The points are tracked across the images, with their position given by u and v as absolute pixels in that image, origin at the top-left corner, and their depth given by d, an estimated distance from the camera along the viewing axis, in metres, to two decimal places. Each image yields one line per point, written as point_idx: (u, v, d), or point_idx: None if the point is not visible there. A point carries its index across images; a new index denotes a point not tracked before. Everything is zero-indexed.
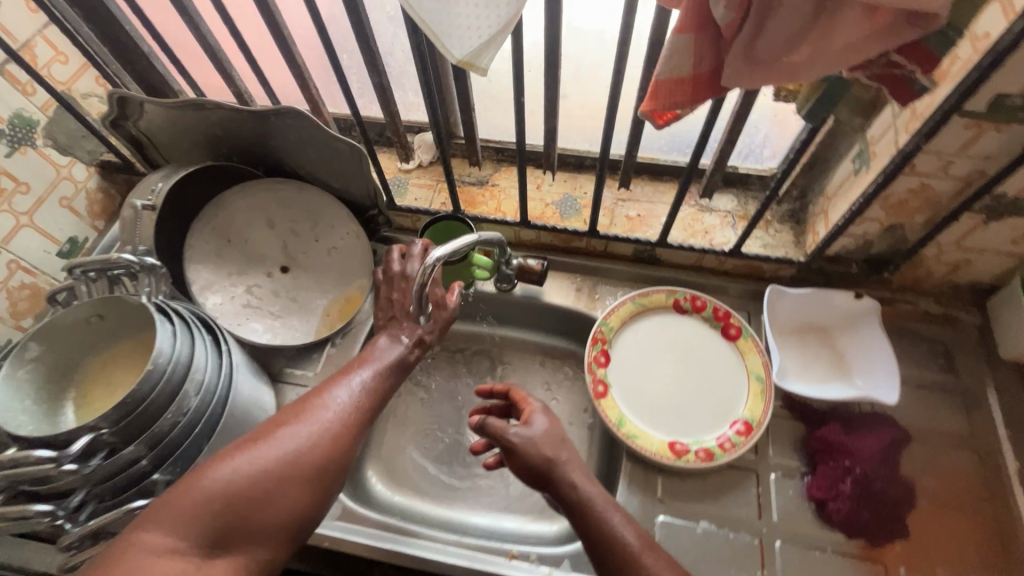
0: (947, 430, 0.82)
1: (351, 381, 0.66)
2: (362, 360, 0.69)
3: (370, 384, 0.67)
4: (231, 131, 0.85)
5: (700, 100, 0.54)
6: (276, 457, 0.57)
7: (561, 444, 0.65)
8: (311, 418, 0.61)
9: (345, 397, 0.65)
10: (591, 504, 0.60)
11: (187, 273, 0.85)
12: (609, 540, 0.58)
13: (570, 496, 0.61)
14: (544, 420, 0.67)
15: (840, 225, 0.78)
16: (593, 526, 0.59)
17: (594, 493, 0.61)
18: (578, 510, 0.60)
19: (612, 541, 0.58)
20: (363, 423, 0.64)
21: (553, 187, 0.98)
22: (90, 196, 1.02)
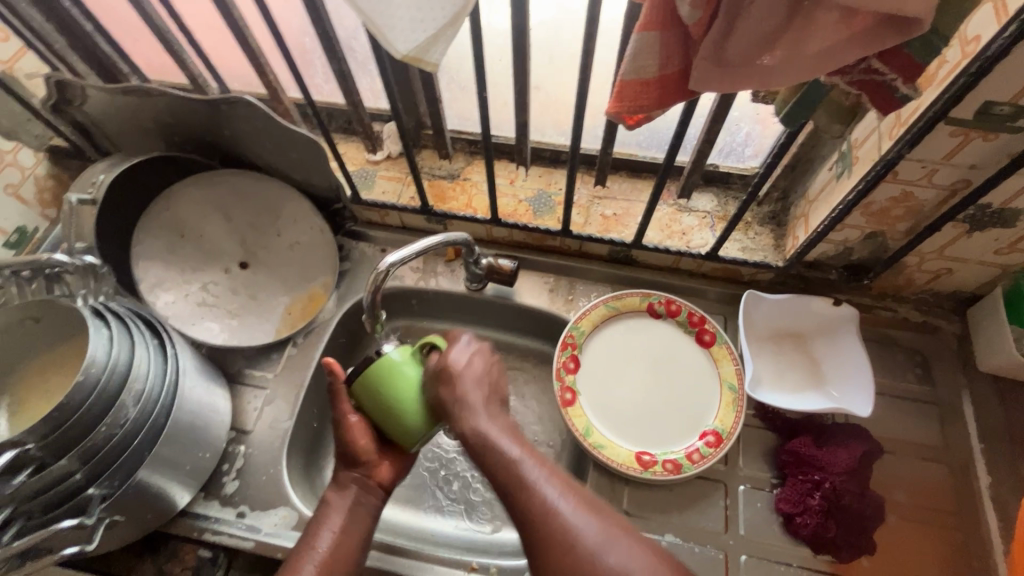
0: (921, 442, 0.80)
1: (326, 527, 0.65)
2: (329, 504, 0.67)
3: (345, 528, 0.65)
4: (181, 119, 0.79)
5: (665, 104, 0.50)
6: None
7: (476, 385, 0.64)
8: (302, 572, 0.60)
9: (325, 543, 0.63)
10: (500, 447, 0.58)
11: (136, 271, 0.81)
12: (518, 488, 0.55)
13: (483, 440, 0.59)
14: (461, 356, 0.66)
15: (820, 231, 0.75)
16: (504, 475, 0.56)
17: (509, 445, 0.59)
18: (488, 457, 0.58)
19: (523, 489, 0.55)
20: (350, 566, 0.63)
21: (526, 182, 0.94)
22: (39, 184, 0.96)
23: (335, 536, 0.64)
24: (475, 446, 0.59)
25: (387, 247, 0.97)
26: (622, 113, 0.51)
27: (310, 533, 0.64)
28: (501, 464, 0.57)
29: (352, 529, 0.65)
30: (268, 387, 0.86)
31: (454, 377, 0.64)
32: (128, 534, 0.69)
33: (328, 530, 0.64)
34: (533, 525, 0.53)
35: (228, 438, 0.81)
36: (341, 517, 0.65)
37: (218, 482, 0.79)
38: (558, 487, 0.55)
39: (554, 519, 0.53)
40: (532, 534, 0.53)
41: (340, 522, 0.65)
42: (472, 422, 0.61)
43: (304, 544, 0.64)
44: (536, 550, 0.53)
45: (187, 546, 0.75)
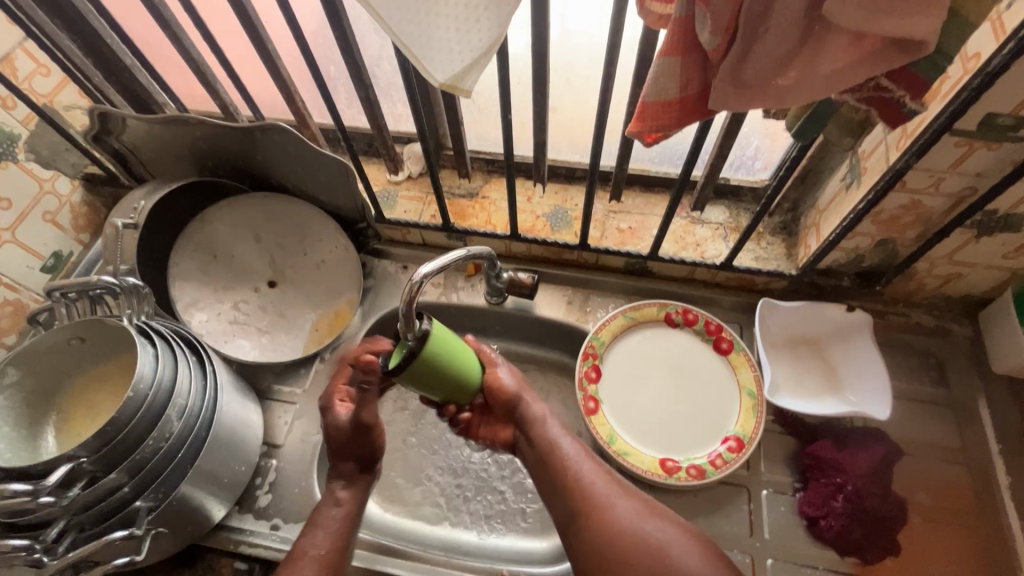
0: (940, 444, 0.82)
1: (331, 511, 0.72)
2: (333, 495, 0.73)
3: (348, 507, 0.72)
4: (216, 146, 0.83)
5: (684, 124, 0.53)
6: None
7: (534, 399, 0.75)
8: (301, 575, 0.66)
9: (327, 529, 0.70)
10: (562, 454, 0.70)
11: (172, 291, 0.84)
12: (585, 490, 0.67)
13: (547, 448, 0.71)
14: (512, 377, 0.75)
15: (831, 239, 0.78)
16: (569, 482, 0.68)
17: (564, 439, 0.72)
18: (553, 466, 0.70)
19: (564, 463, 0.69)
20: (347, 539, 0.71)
21: (543, 199, 0.97)
22: (75, 210, 1.00)
23: (331, 538, 0.70)
24: (541, 453, 0.71)
25: (409, 264, 1.00)
26: (645, 132, 0.54)
27: (299, 543, 0.69)
28: (567, 469, 0.69)
29: (344, 539, 0.71)
30: (297, 403, 0.88)
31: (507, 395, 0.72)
32: (168, 548, 0.71)
33: (322, 534, 0.70)
34: (595, 518, 0.65)
35: (261, 452, 0.84)
36: (337, 529, 0.71)
37: (253, 495, 0.81)
38: (612, 490, 0.68)
39: (611, 512, 0.65)
40: (593, 528, 0.65)
41: (330, 533, 0.70)
42: (536, 434, 0.72)
43: (298, 548, 0.69)
44: (595, 542, 0.64)
45: (224, 559, 0.77)
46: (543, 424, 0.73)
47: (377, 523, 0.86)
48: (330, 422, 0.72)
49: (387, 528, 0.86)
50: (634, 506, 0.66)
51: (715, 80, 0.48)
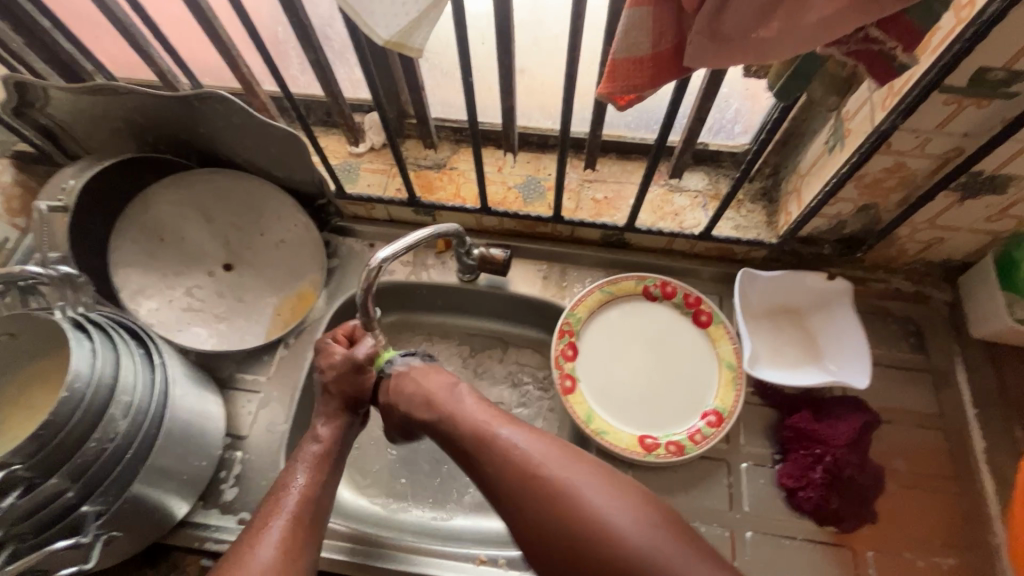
0: (917, 410, 0.81)
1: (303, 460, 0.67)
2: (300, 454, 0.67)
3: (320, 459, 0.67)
4: (153, 118, 0.76)
5: (659, 82, 0.48)
6: (268, 561, 0.56)
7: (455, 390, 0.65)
8: (280, 509, 0.61)
9: (302, 475, 0.65)
10: (499, 441, 0.57)
11: (115, 280, 0.79)
12: (513, 464, 0.55)
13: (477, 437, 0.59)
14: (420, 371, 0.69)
15: (813, 206, 0.75)
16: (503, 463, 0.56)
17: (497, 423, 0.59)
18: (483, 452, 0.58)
19: (498, 449, 0.57)
20: (328, 483, 0.66)
21: (515, 169, 0.92)
22: (7, 193, 0.92)
23: (312, 473, 0.65)
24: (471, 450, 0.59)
25: (375, 241, 0.95)
26: (616, 93, 0.49)
27: (284, 476, 0.65)
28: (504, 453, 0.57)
29: (327, 475, 0.66)
30: (260, 391, 0.84)
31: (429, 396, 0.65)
32: (126, 549, 0.67)
33: (304, 470, 0.65)
34: (555, 513, 0.52)
35: (224, 444, 0.80)
36: (315, 465, 0.66)
37: (218, 490, 0.77)
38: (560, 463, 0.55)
39: (549, 482, 0.53)
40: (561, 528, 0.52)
41: (315, 468, 0.66)
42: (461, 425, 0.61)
43: (280, 485, 0.65)
44: (562, 544, 0.51)
45: (189, 556, 0.74)
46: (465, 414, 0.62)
47: (351, 510, 0.84)
48: (326, 353, 0.73)
49: (363, 515, 0.84)
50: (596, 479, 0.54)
51: (690, 34, 0.44)
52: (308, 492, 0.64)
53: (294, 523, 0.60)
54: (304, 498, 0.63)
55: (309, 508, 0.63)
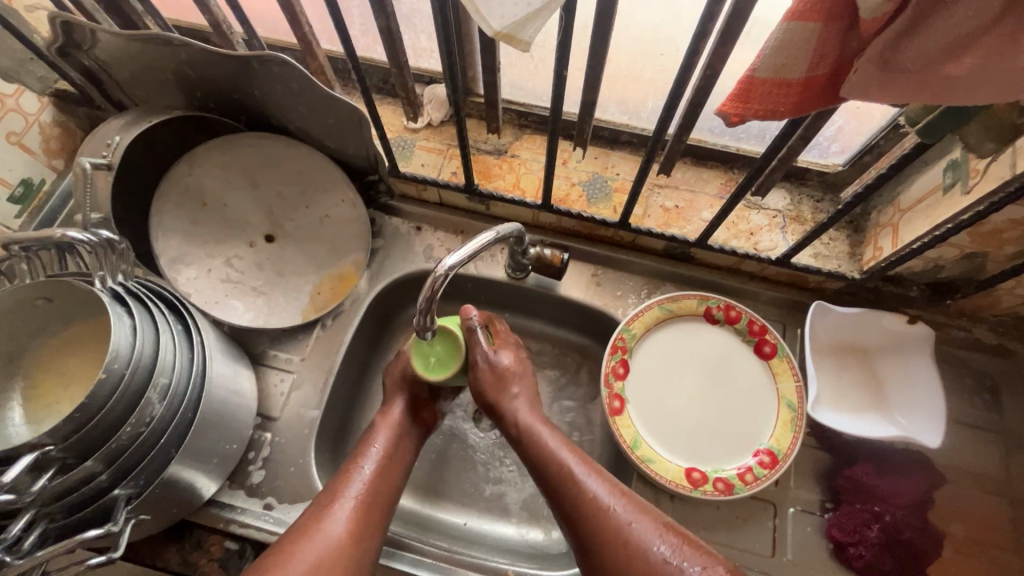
0: (986, 474, 0.75)
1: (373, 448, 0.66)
2: (373, 435, 0.68)
3: (389, 453, 0.67)
4: (205, 74, 0.70)
5: (801, 111, 0.42)
6: (335, 542, 0.56)
7: (638, 516, 0.56)
8: (347, 493, 0.61)
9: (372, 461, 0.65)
10: (576, 479, 0.60)
11: (154, 245, 0.74)
12: (589, 504, 0.57)
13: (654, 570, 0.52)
14: (582, 464, 0.62)
15: (914, 248, 0.68)
16: (575, 498, 0.58)
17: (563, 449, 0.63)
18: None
19: (573, 482, 0.59)
20: (395, 479, 0.65)
21: (581, 163, 0.86)
22: (45, 133, 0.87)
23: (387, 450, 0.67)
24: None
25: (423, 224, 0.90)
26: (744, 115, 0.42)
27: (360, 446, 0.67)
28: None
29: (397, 459, 0.67)
30: (294, 371, 0.81)
31: (608, 515, 0.56)
32: (154, 528, 0.65)
33: (375, 454, 0.66)
34: None
35: (254, 424, 0.77)
36: (393, 435, 0.68)
37: (245, 471, 0.75)
38: (634, 516, 0.56)
39: (623, 535, 0.55)
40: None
41: (392, 444, 0.68)
42: (638, 556, 0.53)
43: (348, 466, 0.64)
44: None
45: (213, 537, 0.71)
46: (658, 562, 0.53)
47: None
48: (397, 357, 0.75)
49: None
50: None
51: (858, 60, 0.37)
52: (379, 474, 0.64)
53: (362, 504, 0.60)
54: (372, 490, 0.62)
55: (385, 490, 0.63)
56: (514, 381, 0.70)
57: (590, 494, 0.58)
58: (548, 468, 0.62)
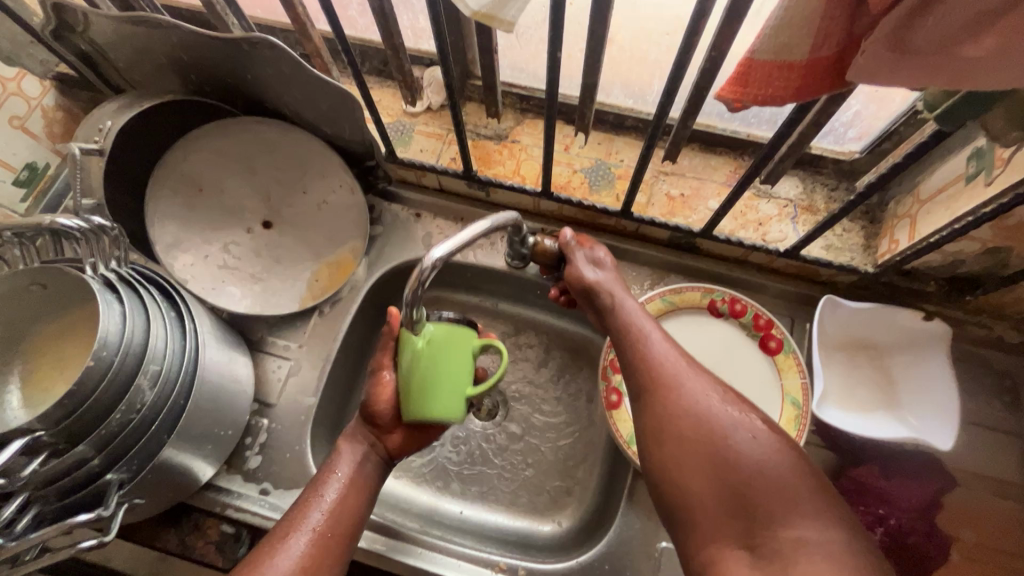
0: (1002, 478, 0.72)
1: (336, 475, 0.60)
2: (337, 457, 0.62)
3: (354, 479, 0.60)
4: (197, 57, 0.68)
5: (804, 97, 0.39)
6: None
7: (688, 373, 0.54)
8: (304, 526, 0.56)
9: (333, 493, 0.59)
10: (636, 334, 0.58)
11: (150, 231, 0.73)
12: (643, 356, 0.56)
13: (697, 420, 0.50)
14: (655, 330, 0.59)
15: (932, 242, 0.64)
16: (632, 344, 0.58)
17: (635, 309, 0.62)
18: (689, 440, 0.49)
19: (631, 335, 0.59)
20: (357, 512, 0.59)
21: (583, 149, 0.83)
22: (48, 117, 0.87)
23: (348, 484, 0.60)
24: (682, 431, 0.50)
25: (422, 211, 0.88)
26: (744, 101, 0.40)
27: (324, 471, 0.61)
28: (722, 451, 0.48)
29: (364, 487, 0.61)
30: (292, 359, 0.81)
31: (661, 368, 0.55)
32: (151, 511, 0.66)
33: (337, 485, 0.59)
34: (693, 435, 0.49)
35: (251, 410, 0.78)
36: (359, 456, 0.62)
37: (242, 456, 0.76)
38: (686, 369, 0.54)
39: (672, 383, 0.53)
40: (747, 558, 0.43)
41: (356, 471, 0.61)
42: (686, 408, 0.51)
43: (307, 497, 0.59)
44: (661, 430, 0.51)
45: (210, 520, 0.72)
46: (703, 407, 0.51)
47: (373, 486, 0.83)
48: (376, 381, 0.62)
49: (384, 495, 0.82)
50: (832, 521, 0.43)
51: (867, 40, 0.34)
52: (341, 506, 0.59)
53: (317, 542, 0.55)
54: (327, 529, 0.56)
55: (350, 521, 0.58)
56: (593, 267, 0.67)
57: (647, 350, 0.57)
58: (612, 322, 0.62)
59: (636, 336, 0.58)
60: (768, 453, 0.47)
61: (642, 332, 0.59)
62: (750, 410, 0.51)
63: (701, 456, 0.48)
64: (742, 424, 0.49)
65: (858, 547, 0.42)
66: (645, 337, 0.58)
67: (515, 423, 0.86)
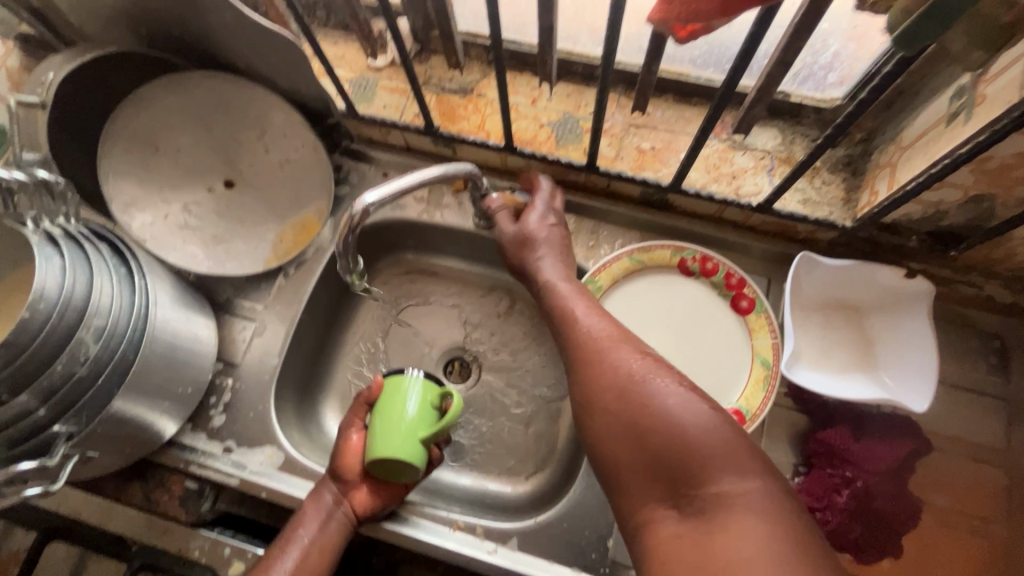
0: (982, 441, 0.69)
1: (299, 538, 0.63)
2: (301, 520, 0.64)
3: (315, 544, 0.63)
4: (141, 8, 0.66)
5: (732, 14, 0.39)
6: None
7: (618, 345, 0.55)
8: None
9: (293, 557, 0.62)
10: (574, 318, 0.61)
11: (105, 189, 0.73)
12: (577, 337, 0.59)
13: (622, 388, 0.51)
14: (591, 313, 0.61)
15: (909, 190, 0.60)
16: (570, 328, 0.61)
17: (575, 297, 0.64)
18: (616, 408, 0.50)
19: (570, 322, 0.61)
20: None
21: (550, 102, 0.80)
22: (12, 77, 0.82)
23: (309, 549, 0.63)
24: (610, 399, 0.51)
25: (389, 171, 0.86)
26: (673, 19, 0.42)
27: (287, 533, 0.64)
28: (643, 413, 0.48)
29: (326, 553, 0.64)
30: (257, 320, 0.81)
31: (594, 346, 0.57)
32: (112, 466, 0.67)
33: (296, 550, 0.62)
34: (618, 401, 0.51)
35: (215, 370, 0.78)
36: (321, 522, 0.64)
37: (206, 415, 0.76)
38: (614, 341, 0.56)
39: (600, 357, 0.55)
40: (675, 519, 0.44)
41: (318, 536, 0.64)
42: (610, 378, 0.52)
43: (270, 558, 0.62)
44: (591, 403, 0.53)
45: (174, 476, 0.74)
46: (625, 373, 0.52)
47: None
48: (343, 455, 0.67)
49: None
50: (751, 471, 0.44)
51: None
52: (298, 569, 0.61)
53: None
54: None
55: None
56: (540, 247, 0.71)
57: (585, 330, 0.59)
58: (559, 305, 0.64)
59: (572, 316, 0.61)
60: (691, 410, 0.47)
61: (582, 316, 0.61)
62: (673, 370, 0.51)
63: (623, 422, 0.49)
64: (666, 385, 0.49)
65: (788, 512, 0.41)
66: (585, 319, 0.60)
67: (485, 387, 0.86)
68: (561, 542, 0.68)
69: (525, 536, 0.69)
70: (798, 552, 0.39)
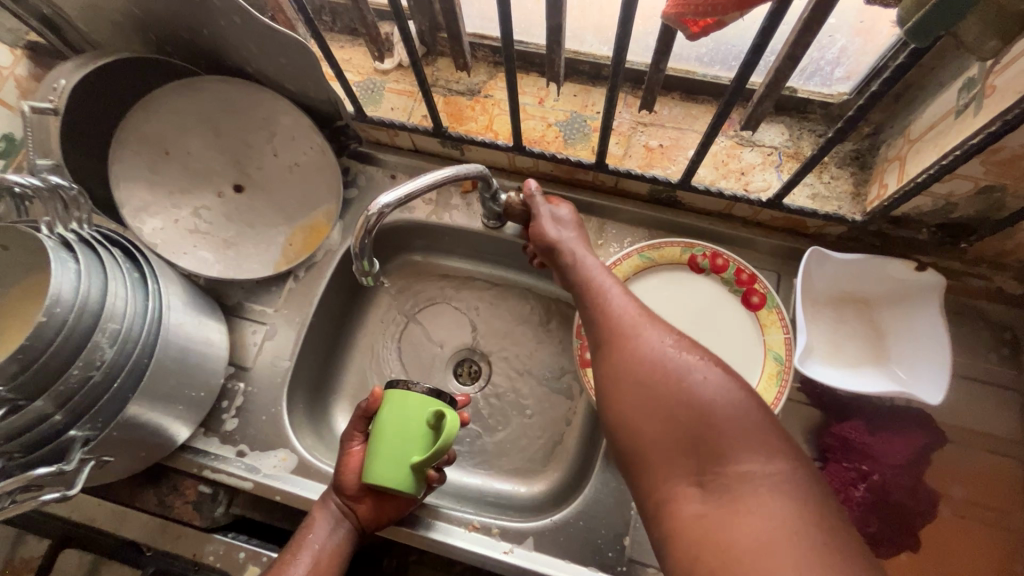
0: (996, 433, 0.69)
1: (309, 545, 0.63)
2: (307, 530, 0.64)
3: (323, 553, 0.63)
4: (152, 13, 0.66)
5: (747, 7, 0.40)
6: None
7: (647, 322, 0.55)
8: None
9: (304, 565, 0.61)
10: (601, 295, 0.61)
11: (117, 194, 0.73)
12: (605, 314, 0.58)
13: (653, 365, 0.50)
14: (618, 292, 0.61)
15: (919, 182, 0.60)
16: (598, 305, 0.60)
17: (601, 276, 0.64)
18: (646, 382, 0.50)
19: (597, 298, 0.61)
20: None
21: (558, 102, 0.80)
22: (22, 88, 0.82)
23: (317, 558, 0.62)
24: (638, 377, 0.51)
25: (397, 173, 0.86)
26: (687, 14, 0.42)
27: (296, 540, 0.64)
28: (676, 390, 0.48)
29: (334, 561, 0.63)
30: (268, 323, 0.81)
31: (623, 323, 0.56)
32: (126, 471, 0.67)
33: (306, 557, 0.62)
34: (648, 376, 0.50)
35: (227, 374, 0.78)
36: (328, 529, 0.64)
37: (219, 419, 0.76)
38: (643, 320, 0.56)
39: (630, 332, 0.55)
40: (696, 495, 0.44)
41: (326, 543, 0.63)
42: (640, 354, 0.52)
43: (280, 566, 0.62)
44: (619, 377, 0.53)
45: (187, 481, 0.74)
46: (656, 350, 0.52)
47: None
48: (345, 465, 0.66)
49: None
50: (779, 455, 0.44)
51: None
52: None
53: None
54: None
55: None
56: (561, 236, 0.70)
57: (613, 307, 0.59)
58: (583, 282, 0.64)
59: (598, 293, 0.61)
60: (724, 392, 0.47)
61: (610, 294, 0.61)
62: (704, 350, 0.51)
63: (652, 396, 0.49)
64: (696, 363, 0.49)
65: (814, 504, 0.41)
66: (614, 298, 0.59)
67: (496, 387, 0.86)
68: (578, 541, 0.68)
69: (541, 536, 0.68)
70: (813, 531, 0.39)
